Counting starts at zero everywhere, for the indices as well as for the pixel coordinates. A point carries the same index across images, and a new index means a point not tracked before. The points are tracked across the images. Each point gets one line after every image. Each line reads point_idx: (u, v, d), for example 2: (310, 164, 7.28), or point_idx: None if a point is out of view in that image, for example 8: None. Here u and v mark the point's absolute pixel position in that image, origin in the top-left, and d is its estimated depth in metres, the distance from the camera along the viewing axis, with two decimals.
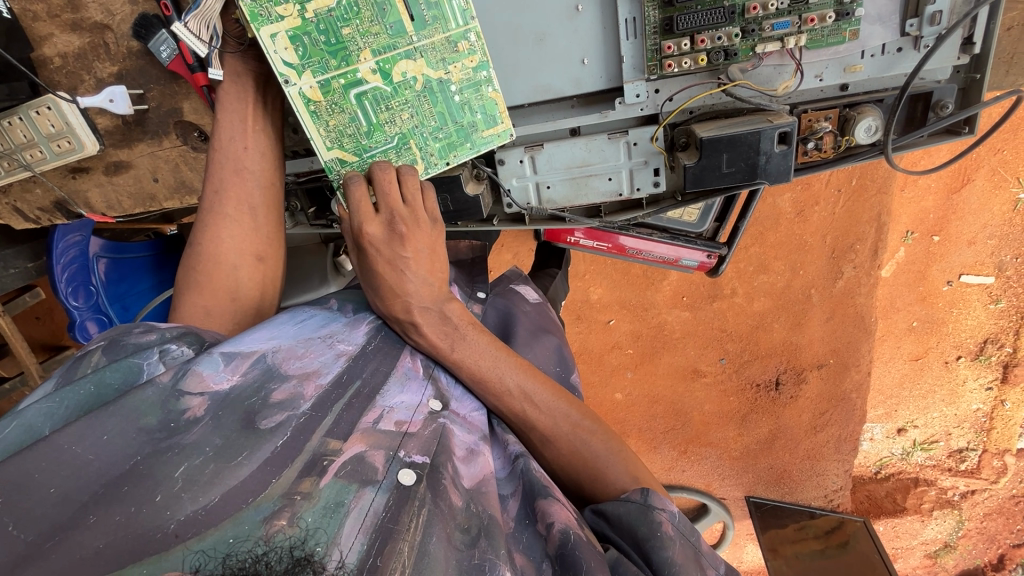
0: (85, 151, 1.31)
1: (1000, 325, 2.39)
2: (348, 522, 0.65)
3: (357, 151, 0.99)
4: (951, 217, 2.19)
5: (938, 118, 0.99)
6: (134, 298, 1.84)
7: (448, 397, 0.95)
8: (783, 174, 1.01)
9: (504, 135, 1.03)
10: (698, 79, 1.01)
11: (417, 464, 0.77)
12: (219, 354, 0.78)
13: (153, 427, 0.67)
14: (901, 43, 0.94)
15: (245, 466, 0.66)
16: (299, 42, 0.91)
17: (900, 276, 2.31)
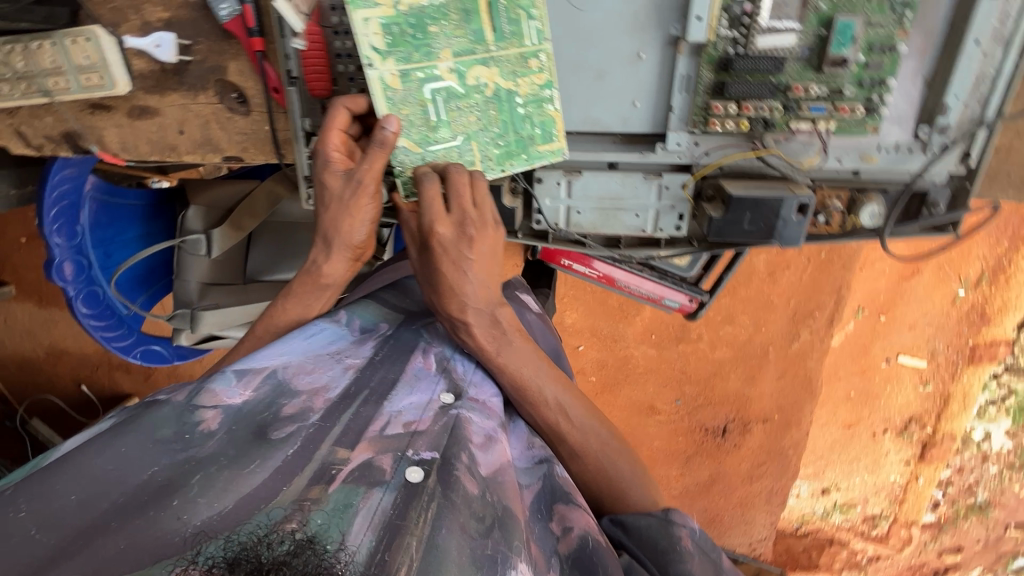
0: (115, 90, 1.27)
1: (926, 406, 2.57)
2: (358, 520, 0.69)
3: (422, 143, 1.04)
4: (898, 299, 2.38)
5: (930, 215, 1.12)
6: (117, 245, 1.75)
7: (463, 388, 1.02)
8: (793, 241, 1.11)
9: (558, 152, 1.08)
10: (735, 141, 1.10)
11: (425, 460, 0.82)
12: (233, 372, 0.91)
13: (168, 437, 0.79)
14: (912, 145, 1.06)
15: (258, 474, 0.75)
16: (390, 30, 0.96)
17: (846, 346, 2.49)
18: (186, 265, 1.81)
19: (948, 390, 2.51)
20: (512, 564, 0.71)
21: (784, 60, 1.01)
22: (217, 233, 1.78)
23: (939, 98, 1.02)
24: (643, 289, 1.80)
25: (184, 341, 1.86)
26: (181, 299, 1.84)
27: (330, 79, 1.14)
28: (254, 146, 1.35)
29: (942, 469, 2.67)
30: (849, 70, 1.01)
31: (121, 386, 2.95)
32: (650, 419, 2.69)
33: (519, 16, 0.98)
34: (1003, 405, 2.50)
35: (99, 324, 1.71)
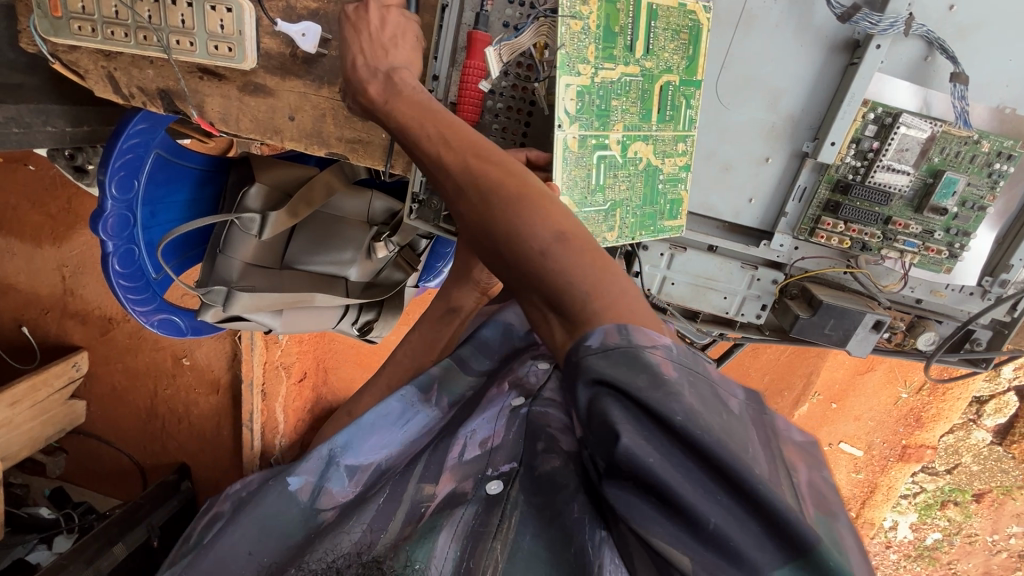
0: (242, 64, 1.24)
1: (856, 492, 2.80)
2: (443, 535, 0.78)
3: (579, 203, 1.04)
4: (849, 392, 2.52)
5: (970, 349, 1.29)
6: (165, 206, 1.67)
7: (535, 390, 1.02)
8: (860, 350, 1.24)
9: (678, 230, 1.16)
10: (829, 254, 1.23)
11: (505, 471, 0.86)
12: (344, 466, 0.99)
13: (298, 541, 0.90)
14: (974, 289, 1.22)
15: (355, 526, 0.86)
16: (581, 99, 1.00)
17: (798, 425, 2.65)
18: (234, 242, 1.73)
19: (876, 480, 2.73)
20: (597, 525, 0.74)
21: (892, 196, 1.15)
22: (273, 216, 1.72)
23: (1005, 256, 1.18)
24: None
25: (208, 318, 1.76)
26: (218, 275, 1.74)
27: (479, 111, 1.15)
28: (363, 150, 1.35)
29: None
30: (943, 218, 1.15)
31: (74, 336, 2.70)
32: None
33: (681, 105, 1.09)
34: (915, 501, 2.81)
35: (127, 285, 1.60)
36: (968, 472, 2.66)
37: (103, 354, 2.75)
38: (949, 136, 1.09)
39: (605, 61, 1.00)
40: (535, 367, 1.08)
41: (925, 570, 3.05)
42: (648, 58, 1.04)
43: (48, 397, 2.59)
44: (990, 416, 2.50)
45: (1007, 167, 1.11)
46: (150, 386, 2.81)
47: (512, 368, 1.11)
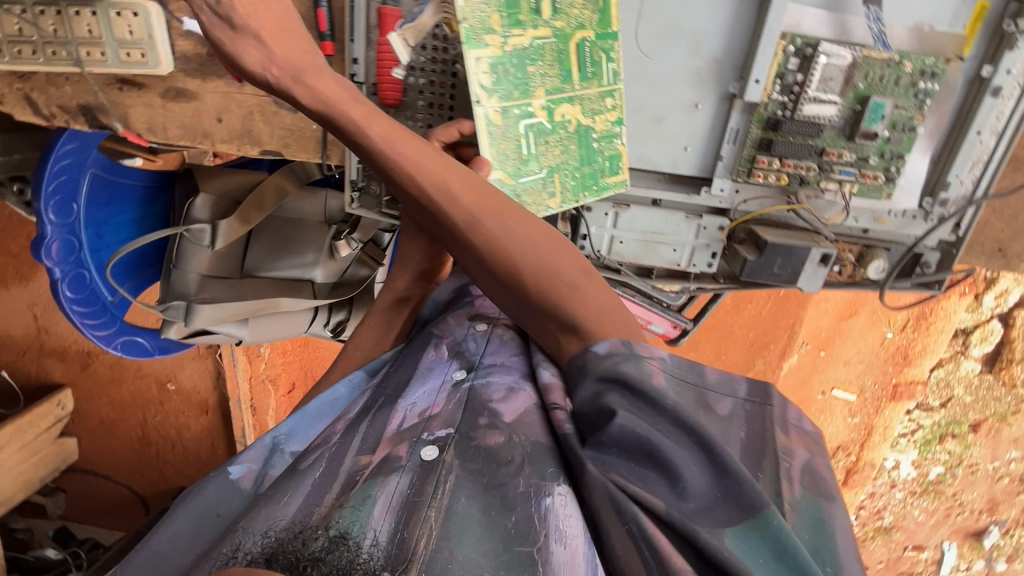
0: (157, 69, 1.22)
1: (852, 436, 2.82)
2: (378, 505, 0.77)
3: (514, 174, 1.10)
4: (836, 338, 2.55)
5: (922, 273, 1.30)
6: (111, 227, 1.65)
7: (476, 360, 1.04)
8: (811, 286, 1.25)
9: (622, 184, 1.15)
10: (769, 193, 1.22)
11: (441, 437, 0.88)
12: (288, 451, 0.95)
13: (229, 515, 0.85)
14: (917, 212, 1.23)
15: (290, 501, 0.80)
16: (496, 70, 1.04)
17: (789, 376, 2.68)
18: (186, 255, 1.72)
19: (872, 422, 2.76)
20: (547, 490, 0.78)
21: (822, 128, 1.16)
22: (224, 225, 1.71)
23: (942, 174, 1.19)
24: None
25: (172, 334, 1.75)
26: (175, 290, 1.73)
27: (400, 88, 1.16)
28: (297, 143, 1.33)
29: (858, 494, 2.98)
30: (875, 143, 1.15)
31: (53, 374, 2.67)
32: None
33: (601, 58, 1.09)
34: (912, 437, 2.77)
35: (81, 310, 1.58)
36: (961, 404, 2.63)
37: (86, 388, 2.73)
38: (870, 60, 1.09)
39: (513, 28, 1.04)
40: (471, 331, 1.12)
41: (934, 509, 2.93)
42: (557, 18, 1.06)
43: (35, 437, 2.57)
44: (976, 345, 2.49)
45: (932, 85, 1.11)
46: (138, 415, 2.79)
47: (450, 330, 1.14)
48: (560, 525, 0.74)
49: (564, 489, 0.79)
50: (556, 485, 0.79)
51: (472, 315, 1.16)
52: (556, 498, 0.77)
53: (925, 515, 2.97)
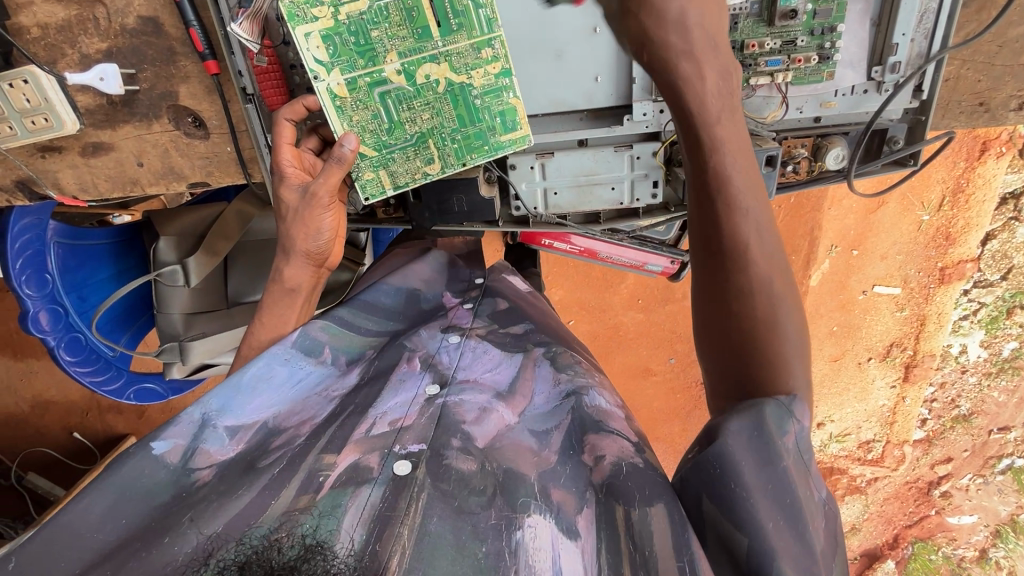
0: (64, 130, 1.22)
1: (904, 330, 2.63)
2: (348, 516, 0.74)
3: (375, 145, 1.10)
4: (869, 234, 2.40)
5: (892, 150, 1.17)
6: (92, 287, 1.72)
7: (450, 374, 1.04)
8: (766, 193, 1.14)
9: (522, 140, 1.12)
10: None
11: (413, 452, 0.86)
12: (223, 426, 0.89)
13: (166, 500, 0.80)
14: (867, 86, 1.09)
15: (245, 495, 0.78)
16: (331, 42, 1.02)
17: (826, 284, 2.53)
18: (165, 297, 1.77)
19: (923, 312, 2.56)
20: (518, 524, 0.77)
21: (736, 19, 1.05)
22: (192, 262, 1.75)
23: (888, 37, 1.04)
24: (625, 257, 1.64)
25: (176, 374, 1.83)
26: (165, 333, 1.80)
27: (285, 90, 1.14)
28: (219, 169, 1.33)
29: (925, 388, 2.78)
30: (800, 22, 1.03)
31: (116, 427, 2.87)
32: (647, 381, 2.82)
33: (467, 7, 1.01)
34: (976, 319, 2.56)
35: (86, 370, 1.67)
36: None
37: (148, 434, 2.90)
38: None
39: None
40: (446, 343, 1.12)
41: (1014, 388, 2.72)
42: None
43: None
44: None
45: None
46: None
47: (423, 344, 1.12)
48: (530, 560, 0.73)
49: (553, 526, 0.77)
50: (529, 517, 0.78)
51: (444, 328, 1.17)
52: (527, 532, 0.76)
53: (1005, 395, 2.74)
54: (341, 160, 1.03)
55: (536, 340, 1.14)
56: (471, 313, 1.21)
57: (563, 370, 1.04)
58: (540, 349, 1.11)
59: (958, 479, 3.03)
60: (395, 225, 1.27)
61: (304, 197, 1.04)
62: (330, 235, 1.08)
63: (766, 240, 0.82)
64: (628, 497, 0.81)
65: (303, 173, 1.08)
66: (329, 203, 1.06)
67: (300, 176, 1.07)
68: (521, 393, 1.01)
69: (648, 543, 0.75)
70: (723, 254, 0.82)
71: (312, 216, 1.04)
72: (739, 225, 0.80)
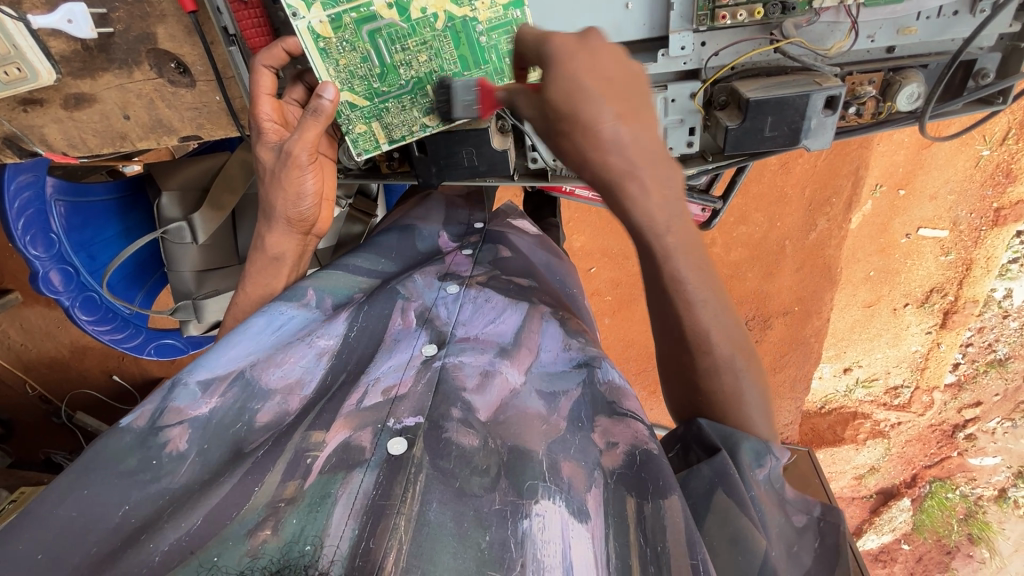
0: (39, 81, 1.12)
1: (947, 275, 2.43)
2: (338, 509, 0.67)
3: (368, 94, 0.97)
4: (918, 171, 2.17)
5: (978, 85, 0.98)
6: (100, 245, 1.69)
7: (448, 333, 0.97)
8: (823, 140, 0.99)
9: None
10: (748, 34, 0.95)
11: (409, 428, 0.78)
12: (196, 382, 0.82)
13: (137, 468, 0.74)
14: (958, 6, 0.90)
15: (228, 483, 0.73)
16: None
17: (865, 228, 2.32)
18: (175, 256, 1.74)
19: (970, 256, 2.35)
20: (525, 511, 0.70)
21: None
22: (198, 218, 1.68)
23: None
24: None
25: (194, 331, 1.81)
26: (180, 290, 1.78)
27: (270, 30, 1.00)
28: (209, 121, 1.22)
29: (963, 333, 2.58)
30: None
31: (153, 371, 2.97)
32: None
33: None
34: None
35: (105, 328, 1.66)
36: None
37: None
38: None
39: None
40: (443, 294, 1.05)
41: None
42: None
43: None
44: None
45: None
46: None
47: (417, 293, 1.04)
48: (539, 553, 0.66)
49: (562, 510, 0.71)
50: (537, 503, 0.71)
51: (441, 275, 1.10)
52: (535, 521, 0.69)
53: None
54: (319, 111, 0.91)
55: (542, 296, 1.07)
56: (469, 260, 1.15)
57: (574, 337, 0.98)
58: (548, 308, 1.04)
59: (986, 422, 2.90)
60: (401, 181, 1.15)
61: (281, 157, 0.94)
62: (315, 199, 0.98)
63: (729, 322, 0.83)
64: (650, 492, 0.75)
65: (283, 129, 0.96)
66: (309, 162, 0.94)
67: (279, 132, 0.95)
68: (526, 347, 0.95)
69: (661, 538, 0.71)
70: (688, 341, 0.82)
71: (292, 178, 0.94)
72: (699, 318, 0.81)
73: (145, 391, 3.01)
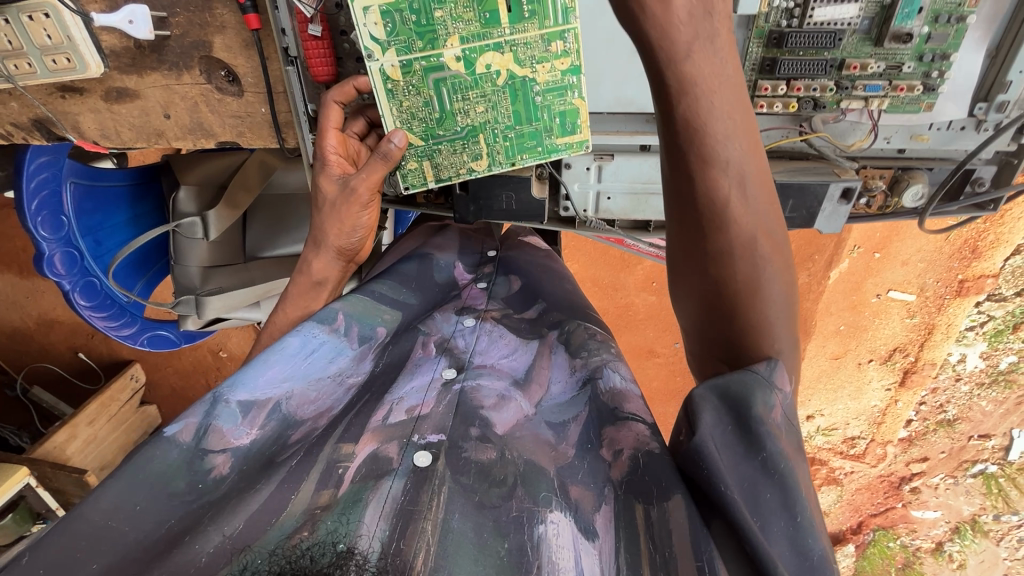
0: (88, 73, 1.13)
1: (910, 337, 2.32)
2: (370, 510, 0.69)
3: (423, 134, 1.02)
4: (894, 237, 2.03)
5: (974, 192, 1.09)
6: (107, 231, 1.65)
7: (466, 360, 1.00)
8: (834, 225, 1.08)
9: (578, 145, 1.05)
10: (780, 123, 1.05)
11: (433, 443, 0.81)
12: (235, 402, 0.83)
13: (182, 490, 0.74)
14: (966, 122, 1.01)
15: (264, 490, 0.75)
16: (390, 19, 0.91)
17: (839, 283, 2.19)
18: (184, 250, 1.71)
19: (932, 322, 2.24)
20: (541, 516, 0.70)
21: (842, 34, 0.95)
22: (213, 215, 1.68)
23: (1002, 72, 0.95)
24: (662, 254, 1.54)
25: (190, 326, 1.78)
26: (182, 284, 1.75)
27: (333, 61, 1.03)
28: (250, 130, 1.24)
29: (918, 393, 2.51)
30: (911, 45, 0.95)
31: (122, 353, 2.85)
32: (648, 361, 2.63)
33: None
34: (982, 330, 2.25)
35: (100, 315, 1.63)
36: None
37: (154, 362, 2.93)
38: None
39: None
40: (460, 327, 1.09)
41: (1004, 399, 2.45)
42: None
43: (121, 409, 2.73)
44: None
45: None
46: (202, 381, 2.96)
47: (436, 327, 1.09)
48: (553, 557, 0.65)
49: (572, 524, 0.70)
50: (550, 513, 0.70)
51: (458, 309, 1.14)
52: (549, 527, 0.69)
53: (993, 406, 2.48)
54: (387, 156, 0.99)
55: (550, 322, 1.09)
56: (484, 294, 1.18)
57: (579, 354, 0.99)
58: (555, 333, 1.05)
59: (930, 477, 2.89)
60: (435, 212, 1.21)
61: (343, 191, 1.00)
62: (366, 232, 1.05)
63: (763, 203, 0.73)
64: (654, 497, 0.72)
65: (345, 161, 1.03)
66: (368, 200, 1.01)
67: (342, 165, 1.02)
68: (537, 380, 0.96)
69: (669, 545, 0.67)
70: (701, 220, 0.74)
71: (350, 213, 1.01)
72: (717, 200, 0.73)
73: (110, 371, 2.90)
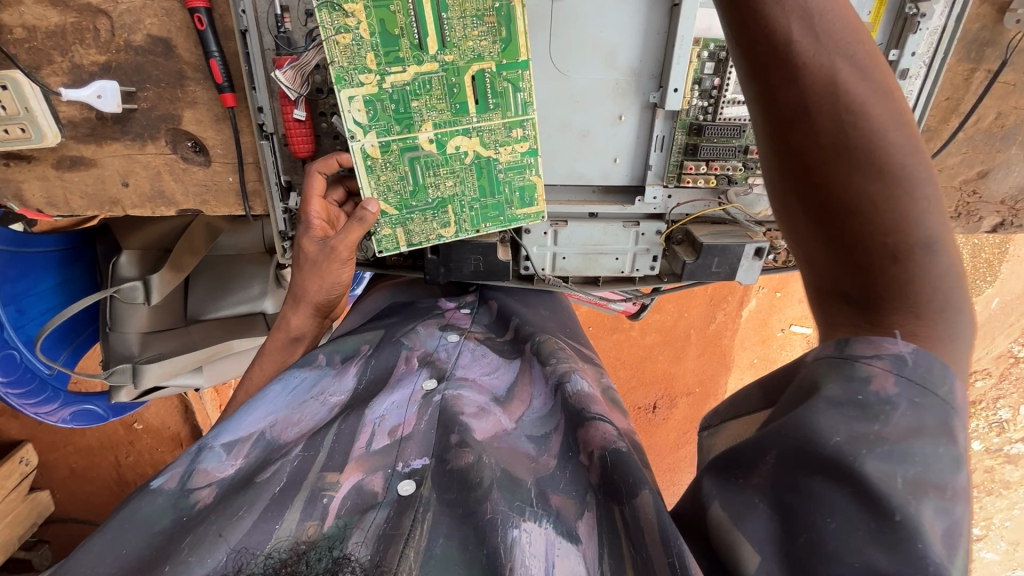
0: (43, 142, 1.12)
1: None
2: (354, 538, 0.70)
3: (398, 205, 1.11)
4: (792, 278, 2.33)
5: None
6: (31, 299, 1.53)
7: (448, 370, 1.01)
8: (751, 279, 1.27)
9: (536, 216, 1.18)
10: (702, 196, 1.26)
11: (417, 469, 0.80)
12: (219, 446, 0.83)
13: (167, 527, 0.73)
14: None
15: (246, 517, 0.71)
16: (372, 107, 1.02)
17: (751, 321, 2.48)
18: (122, 317, 1.63)
19: None
20: (515, 522, 0.70)
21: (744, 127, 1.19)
22: (156, 279, 1.62)
23: None
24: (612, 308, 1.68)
25: (123, 397, 1.68)
26: (118, 353, 1.65)
27: (313, 140, 1.10)
28: (215, 198, 1.25)
29: None
30: None
31: (9, 433, 2.42)
32: None
33: (506, 90, 1.05)
34: None
35: (18, 392, 1.49)
36: None
37: (48, 441, 2.52)
38: None
39: (391, 65, 1.00)
40: (444, 341, 1.10)
41: None
42: (445, 52, 1.01)
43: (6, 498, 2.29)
44: None
45: None
46: (112, 456, 2.66)
47: (420, 342, 1.09)
48: (525, 561, 0.66)
49: (549, 531, 0.71)
50: (524, 520, 0.71)
51: (442, 325, 1.15)
52: (523, 534, 0.69)
53: None
54: (363, 220, 1.05)
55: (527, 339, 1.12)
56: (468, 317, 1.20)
57: (550, 360, 1.01)
58: (529, 344, 1.08)
59: None
60: (404, 272, 1.27)
61: (324, 250, 1.06)
62: (343, 288, 1.11)
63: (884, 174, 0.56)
64: (623, 496, 0.73)
65: (327, 226, 1.09)
66: (347, 258, 1.07)
67: (324, 228, 1.07)
68: (519, 398, 0.98)
69: (642, 540, 0.66)
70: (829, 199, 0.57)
71: (331, 269, 1.06)
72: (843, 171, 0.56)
73: None
